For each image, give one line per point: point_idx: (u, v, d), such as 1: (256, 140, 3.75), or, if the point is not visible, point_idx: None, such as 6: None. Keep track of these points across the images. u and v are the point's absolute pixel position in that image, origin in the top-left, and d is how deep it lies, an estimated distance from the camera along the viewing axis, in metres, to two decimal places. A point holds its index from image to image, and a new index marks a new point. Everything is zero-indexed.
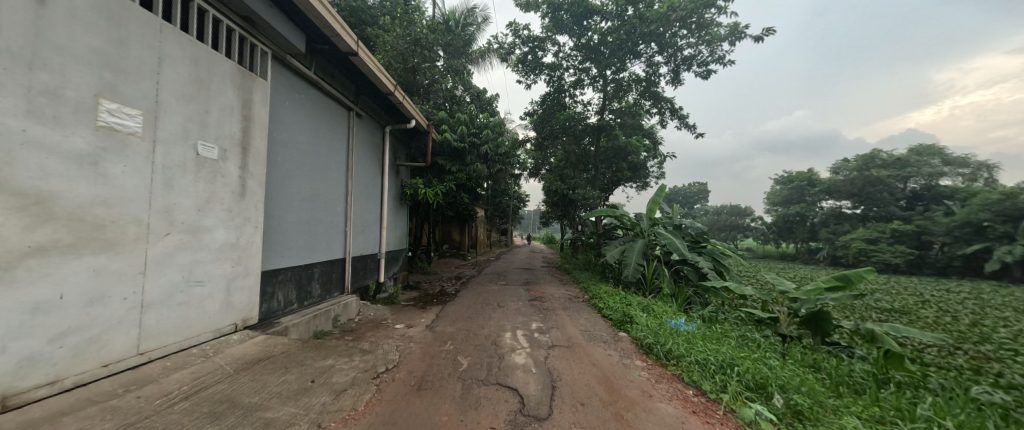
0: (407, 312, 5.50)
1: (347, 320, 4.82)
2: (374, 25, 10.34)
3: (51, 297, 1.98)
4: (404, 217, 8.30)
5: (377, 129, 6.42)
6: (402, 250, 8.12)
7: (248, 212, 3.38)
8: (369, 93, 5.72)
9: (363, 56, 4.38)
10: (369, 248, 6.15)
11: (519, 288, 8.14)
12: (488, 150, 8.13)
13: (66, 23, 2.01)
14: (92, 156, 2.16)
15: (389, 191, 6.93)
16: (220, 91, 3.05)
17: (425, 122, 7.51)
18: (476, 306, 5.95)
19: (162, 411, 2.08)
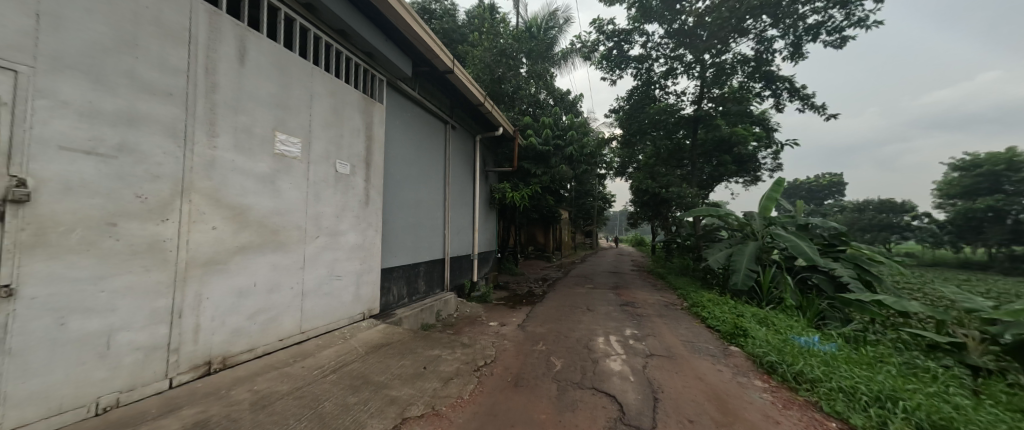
0: (499, 310, 5.78)
1: (447, 314, 5.28)
2: (464, 43, 11.20)
3: (248, 284, 2.65)
4: (493, 220, 8.77)
5: (468, 139, 6.91)
6: (492, 251, 8.57)
7: (371, 218, 3.96)
8: (462, 106, 6.22)
9: (458, 72, 4.80)
10: (464, 249, 6.65)
11: (608, 292, 7.85)
12: (573, 152, 8.13)
13: (255, 76, 2.68)
14: (271, 177, 2.82)
15: (479, 196, 7.38)
16: (351, 117, 3.66)
17: (511, 128, 7.83)
18: (565, 308, 5.92)
19: (318, 380, 2.57)
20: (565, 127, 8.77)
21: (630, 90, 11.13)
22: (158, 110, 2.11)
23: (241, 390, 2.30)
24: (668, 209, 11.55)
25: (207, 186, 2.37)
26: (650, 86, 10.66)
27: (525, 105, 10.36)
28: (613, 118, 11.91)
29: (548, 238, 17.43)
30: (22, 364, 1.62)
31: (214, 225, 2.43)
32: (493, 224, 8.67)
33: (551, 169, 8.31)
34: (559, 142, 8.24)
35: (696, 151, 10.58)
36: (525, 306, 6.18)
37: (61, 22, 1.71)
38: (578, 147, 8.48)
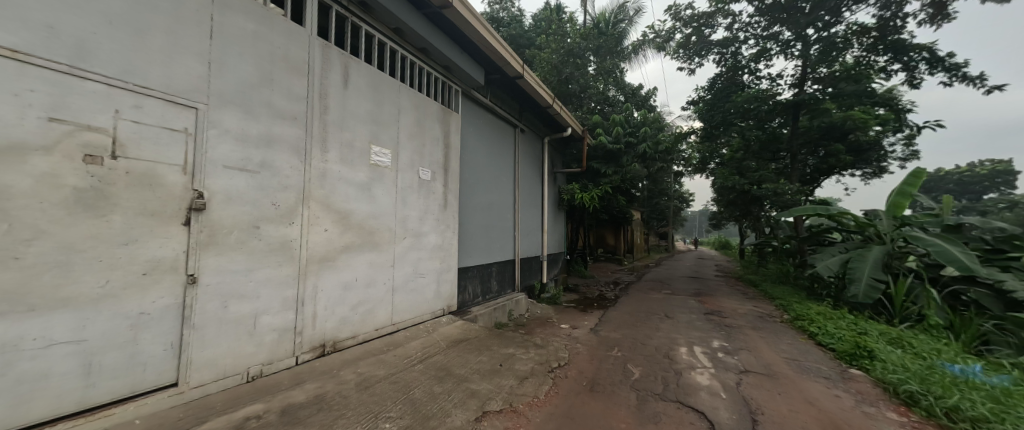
0: (570, 313, 5.73)
1: (518, 314, 5.40)
2: (530, 46, 11.42)
3: (351, 279, 3.04)
4: (562, 221, 8.73)
5: (537, 141, 6.97)
6: (561, 253, 8.54)
7: (449, 220, 4.23)
8: (530, 109, 6.35)
9: (528, 77, 4.94)
10: (533, 251, 6.74)
11: (690, 299, 7.24)
12: (647, 149, 7.74)
13: (356, 96, 3.08)
14: (368, 185, 3.20)
15: (548, 197, 7.39)
16: (432, 127, 3.96)
17: (579, 128, 7.75)
18: (641, 314, 5.63)
19: (408, 368, 2.82)
20: (636, 124, 8.41)
21: (712, 78, 10.19)
22: (285, 132, 2.56)
23: (348, 371, 2.65)
24: (760, 208, 10.28)
25: (321, 194, 2.79)
26: (737, 73, 9.66)
27: (594, 103, 10.14)
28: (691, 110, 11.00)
29: (618, 240, 16.72)
30: (200, 335, 2.13)
31: (326, 227, 2.84)
32: (561, 226, 8.65)
33: (622, 168, 8.03)
34: (632, 139, 7.91)
35: (798, 142, 9.12)
36: (598, 310, 6.02)
37: (222, 68, 2.23)
38: (653, 144, 8.03)
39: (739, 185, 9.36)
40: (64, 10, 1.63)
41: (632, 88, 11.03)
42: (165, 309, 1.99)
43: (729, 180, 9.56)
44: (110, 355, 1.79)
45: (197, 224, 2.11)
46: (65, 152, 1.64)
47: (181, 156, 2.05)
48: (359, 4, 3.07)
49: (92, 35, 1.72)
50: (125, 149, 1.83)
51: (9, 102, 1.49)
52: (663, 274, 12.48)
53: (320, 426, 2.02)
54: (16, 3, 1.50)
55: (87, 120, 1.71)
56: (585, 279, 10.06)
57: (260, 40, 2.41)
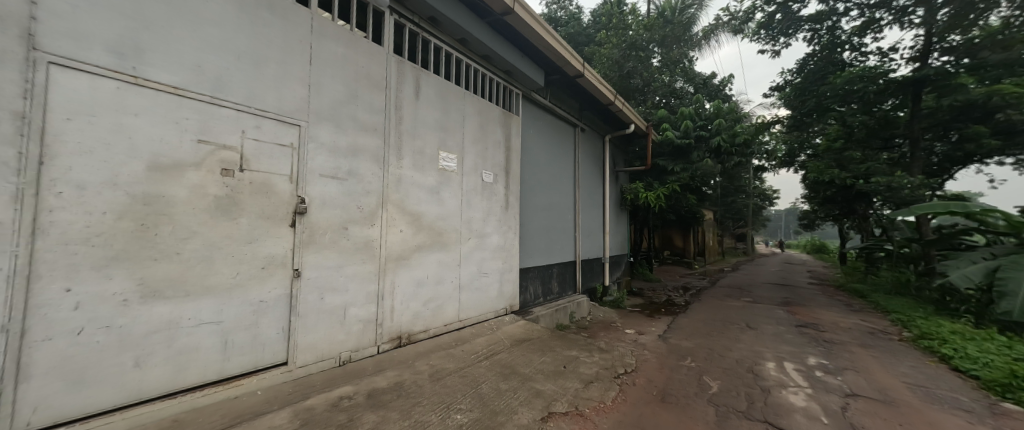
0: (635, 318, 5.52)
1: (580, 317, 5.33)
2: (590, 43, 11.23)
3: (423, 276, 3.27)
4: (625, 222, 8.41)
5: (597, 140, 6.79)
6: (625, 255, 8.23)
7: (510, 221, 4.32)
8: (590, 108, 6.24)
9: (588, 75, 4.87)
10: (595, 252, 6.58)
11: (778, 309, 6.45)
12: (722, 142, 7.13)
13: (426, 106, 3.30)
14: (437, 188, 3.41)
15: (609, 197, 7.13)
16: (494, 131, 4.08)
17: (642, 124, 7.40)
18: (717, 323, 5.16)
19: (475, 364, 2.94)
20: (707, 116, 7.79)
21: (802, 60, 9.02)
22: (368, 142, 2.84)
23: (422, 363, 2.84)
24: (868, 206, 9.28)
25: (397, 198, 3.05)
26: (835, 50, 8.41)
27: (659, 96, 9.56)
28: (776, 97, 9.85)
29: (688, 242, 15.57)
30: (303, 322, 2.47)
31: (401, 228, 3.09)
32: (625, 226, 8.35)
33: (691, 164, 7.50)
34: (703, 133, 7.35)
35: (920, 125, 7.66)
36: (666, 317, 5.67)
37: (318, 89, 2.56)
38: (729, 136, 7.35)
39: (839, 179, 8.25)
40: (209, 53, 2.05)
41: (702, 77, 10.20)
42: (277, 298, 2.35)
43: (825, 173, 8.46)
44: (239, 334, 2.19)
45: (301, 225, 2.45)
46: (208, 167, 2.05)
47: (288, 167, 2.40)
48: (428, 20, 3.29)
49: (227, 71, 2.13)
50: (249, 163, 2.22)
51: (172, 129, 1.92)
52: (742, 280, 11.33)
53: (400, 412, 2.20)
54: (177, 50, 1.93)
55: (223, 141, 2.11)
56: (651, 283, 9.55)
57: (347, 61, 2.72)
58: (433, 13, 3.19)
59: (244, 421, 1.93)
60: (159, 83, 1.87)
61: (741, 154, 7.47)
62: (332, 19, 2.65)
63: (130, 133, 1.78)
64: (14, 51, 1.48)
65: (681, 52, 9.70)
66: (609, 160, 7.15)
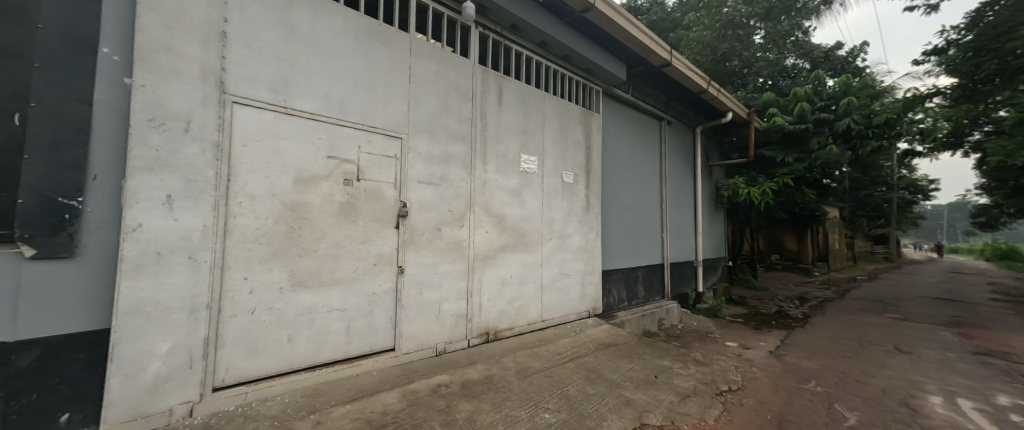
0: (737, 330, 5.04)
1: (670, 325, 4.98)
2: (676, 28, 10.42)
3: (508, 276, 3.39)
4: (720, 222, 7.58)
5: (685, 133, 6.23)
6: (721, 259, 7.40)
7: (592, 222, 4.21)
8: (677, 98, 5.76)
9: (675, 63, 4.54)
10: (684, 255, 6.03)
11: (941, 330, 5.09)
12: (851, 125, 5.97)
13: (509, 111, 3.42)
14: (519, 190, 3.50)
15: (699, 195, 6.46)
16: (574, 131, 4.04)
17: (741, 111, 6.56)
18: (850, 344, 4.29)
19: (559, 365, 2.94)
20: (829, 96, 6.63)
21: (978, 8, 6.89)
22: (457, 149, 3.06)
23: (509, 359, 2.95)
24: None
25: (484, 200, 3.22)
26: None
27: (762, 78, 8.59)
28: (935, 62, 7.82)
29: (804, 247, 13.82)
30: (406, 314, 2.75)
31: (487, 230, 3.25)
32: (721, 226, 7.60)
33: (808, 153, 6.47)
34: (824, 115, 6.25)
35: None
36: (777, 332, 4.93)
37: (416, 104, 2.84)
38: (862, 117, 6.12)
39: None
40: (334, 82, 2.44)
41: (820, 51, 8.86)
42: (385, 291, 2.66)
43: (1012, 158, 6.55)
44: (357, 321, 2.53)
45: (403, 227, 2.75)
46: (335, 178, 2.43)
47: (393, 176, 2.71)
48: (510, 27, 3.40)
49: (348, 95, 2.50)
50: (364, 174, 2.57)
51: (311, 148, 2.33)
52: (881, 291, 9.25)
53: (492, 404, 2.32)
54: (313, 82, 2.34)
55: (345, 155, 2.48)
56: (754, 292, 8.44)
57: (440, 76, 2.97)
58: (515, 20, 3.28)
59: (364, 397, 2.24)
60: (301, 111, 2.29)
61: (879, 137, 6.11)
62: (427, 39, 2.92)
63: (282, 154, 2.22)
64: (212, 95, 1.98)
65: (791, 23, 8.46)
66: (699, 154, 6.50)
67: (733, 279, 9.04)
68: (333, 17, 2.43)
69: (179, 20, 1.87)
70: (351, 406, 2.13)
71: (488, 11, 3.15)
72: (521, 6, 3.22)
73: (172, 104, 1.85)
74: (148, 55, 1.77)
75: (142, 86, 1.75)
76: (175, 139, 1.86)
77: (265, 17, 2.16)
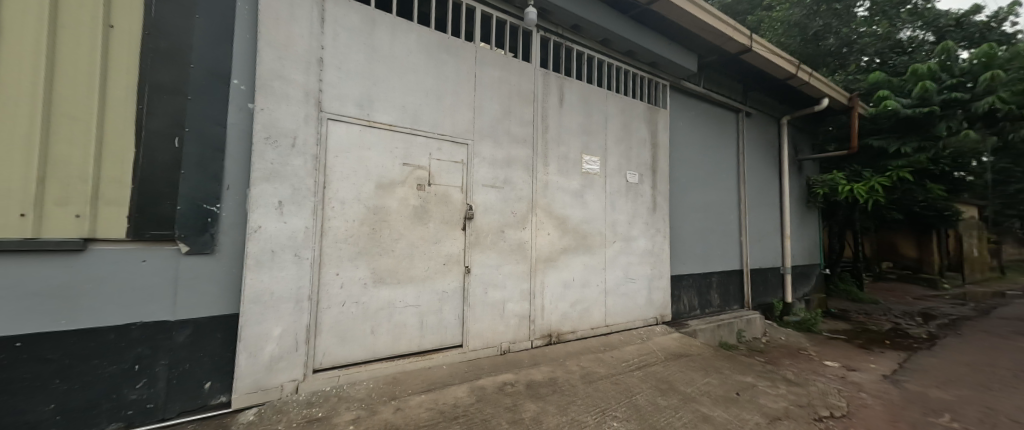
0: (838, 349, 4.37)
1: (751, 338, 4.52)
2: (754, 10, 9.44)
3: (570, 278, 3.36)
4: (811, 224, 6.65)
5: (766, 124, 5.60)
6: (814, 266, 6.49)
7: (658, 224, 3.99)
8: (756, 87, 5.21)
9: (757, 48, 4.14)
10: (766, 261, 5.40)
11: None
12: (996, 104, 4.87)
13: (570, 112, 3.40)
14: (581, 192, 3.46)
15: (784, 193, 5.75)
16: (639, 129, 3.87)
17: (839, 95, 5.70)
18: (998, 375, 3.48)
19: (626, 373, 2.82)
20: (962, 71, 5.50)
21: None
22: (520, 153, 3.12)
23: (573, 363, 2.91)
24: None
25: (545, 202, 3.24)
26: None
27: (866, 57, 7.46)
28: None
29: (927, 253, 11.65)
30: (472, 312, 2.87)
31: (549, 232, 3.26)
32: (814, 229, 6.70)
33: (933, 141, 5.45)
34: (956, 96, 5.19)
35: None
36: (891, 353, 4.18)
37: (480, 110, 2.95)
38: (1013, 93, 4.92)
39: None
40: (409, 94, 2.64)
41: (948, 17, 7.29)
42: (454, 290, 2.81)
43: None
44: (429, 317, 2.70)
45: (470, 229, 2.87)
46: (410, 184, 2.63)
47: (460, 180, 2.85)
48: (571, 28, 3.39)
49: (420, 106, 2.69)
50: (435, 179, 2.74)
51: (389, 157, 2.55)
52: None
53: (557, 406, 2.31)
54: (392, 96, 2.57)
55: (419, 162, 2.67)
56: (859, 305, 7.26)
57: (503, 82, 3.05)
58: (576, 20, 3.25)
59: (436, 389, 2.38)
60: (381, 123, 2.52)
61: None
62: (491, 47, 3.02)
63: (366, 162, 2.46)
64: (312, 114, 2.27)
65: None
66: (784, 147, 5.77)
67: (830, 290, 7.90)
68: (408, 35, 2.64)
69: (288, 51, 2.19)
70: (425, 396, 2.29)
71: (549, 14, 3.18)
72: (583, 5, 3.19)
73: (282, 123, 2.17)
74: (266, 84, 2.11)
75: (261, 109, 2.09)
76: (284, 154, 2.17)
77: (353, 41, 2.42)
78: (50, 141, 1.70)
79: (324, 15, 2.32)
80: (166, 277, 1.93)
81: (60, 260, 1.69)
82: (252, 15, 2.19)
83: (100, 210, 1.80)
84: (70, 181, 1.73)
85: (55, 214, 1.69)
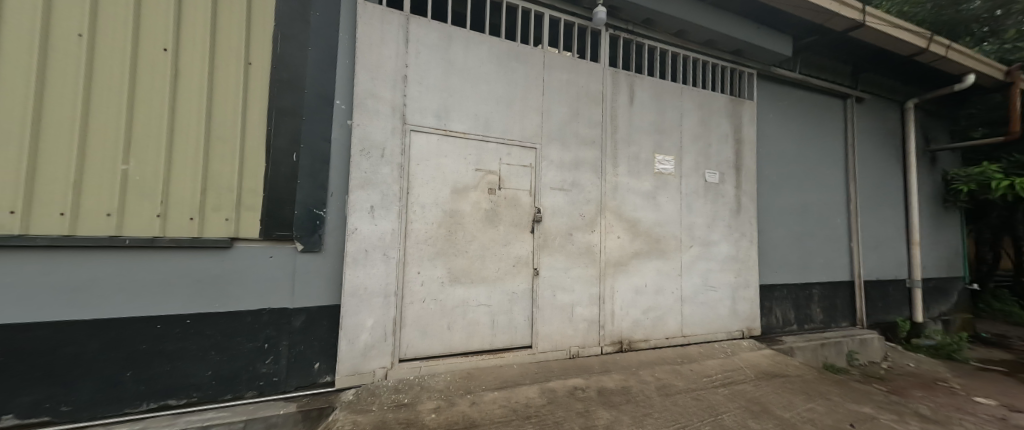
0: (993, 384, 3.52)
1: (865, 362, 3.87)
2: None
3: (642, 284, 3.21)
4: (948, 229, 5.45)
5: (880, 110, 4.75)
6: (952, 280, 5.31)
7: (743, 227, 3.62)
8: (867, 67, 4.46)
9: (872, 24, 3.53)
10: (884, 271, 4.55)
11: None
12: None
13: (641, 111, 3.26)
14: (654, 193, 3.29)
15: (908, 191, 4.79)
16: (719, 124, 3.56)
17: (991, 68, 4.58)
18: None
19: (709, 389, 2.60)
20: None
21: None
22: (588, 155, 3.08)
23: (648, 373, 2.77)
24: None
25: (615, 205, 3.15)
26: None
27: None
28: None
29: None
30: (541, 314, 2.90)
31: (619, 235, 3.15)
32: (952, 234, 5.48)
33: None
34: None
35: None
36: None
37: (549, 114, 2.98)
38: None
39: None
40: (481, 103, 2.78)
41: None
42: (523, 291, 2.87)
43: None
44: (500, 317, 2.79)
45: (538, 231, 2.91)
46: (482, 188, 2.75)
47: (529, 184, 2.91)
48: (642, 23, 3.26)
49: (492, 114, 2.81)
50: (506, 183, 2.84)
51: (464, 163, 2.71)
52: None
53: (633, 417, 2.22)
54: (466, 106, 2.72)
55: (490, 167, 2.79)
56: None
57: (571, 84, 3.05)
58: (649, 14, 3.12)
59: (508, 387, 2.45)
60: (456, 131, 2.69)
61: None
62: (558, 51, 3.04)
63: (443, 169, 2.64)
64: (398, 127, 2.51)
65: None
66: (908, 136, 4.83)
67: (977, 309, 6.49)
68: (480, 47, 2.77)
69: (378, 71, 2.45)
70: (499, 393, 2.37)
71: (620, 11, 3.10)
72: None
73: (374, 136, 2.42)
74: (362, 103, 2.40)
75: (357, 125, 2.38)
76: (376, 164, 2.43)
77: (432, 57, 2.62)
78: (209, 159, 2.12)
79: (408, 36, 2.56)
80: (286, 271, 2.28)
81: (215, 255, 2.11)
82: (350, 42, 2.48)
83: (242, 215, 2.20)
84: (222, 191, 2.15)
85: (212, 218, 2.12)
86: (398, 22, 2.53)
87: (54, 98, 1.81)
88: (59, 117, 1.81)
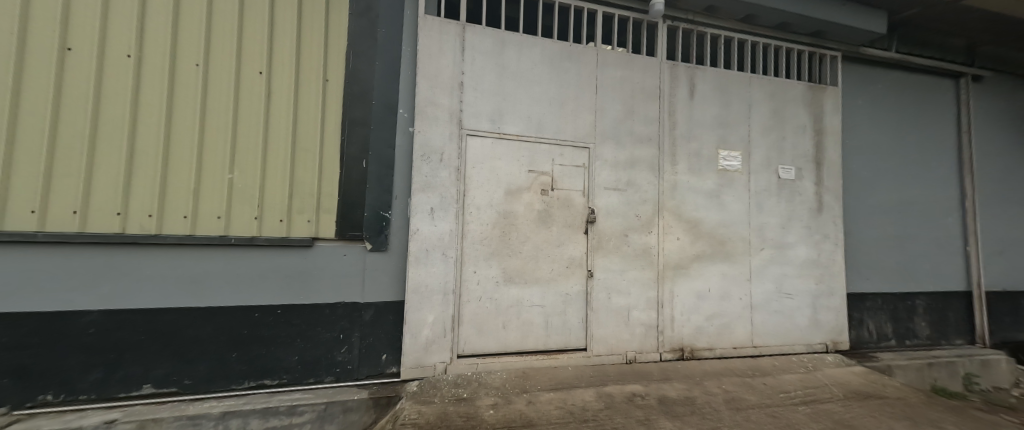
0: None
1: (987, 387, 3.27)
2: None
3: (705, 289, 3.02)
4: None
5: (1002, 89, 4.00)
6: None
7: (825, 228, 3.26)
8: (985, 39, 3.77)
9: None
10: (1010, 280, 3.81)
11: None
12: None
13: (702, 105, 3.07)
14: (718, 192, 3.08)
15: None
16: (794, 114, 3.24)
17: None
18: None
19: (786, 406, 2.38)
20: None
21: None
22: (645, 153, 2.97)
23: (714, 384, 2.59)
24: None
25: (673, 204, 3.00)
26: None
27: None
28: None
29: None
30: (596, 317, 2.85)
31: (679, 236, 3.00)
32: None
33: None
34: None
35: None
36: None
37: (602, 112, 2.92)
38: None
39: None
40: (534, 105, 2.80)
41: None
42: (578, 293, 2.84)
43: None
44: (554, 318, 2.79)
45: (593, 232, 2.86)
46: (535, 189, 2.77)
47: (582, 184, 2.87)
48: (704, 11, 3.07)
49: (545, 115, 2.82)
50: (559, 183, 2.83)
51: (518, 165, 2.75)
52: None
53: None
54: (519, 108, 2.76)
55: (543, 168, 2.80)
56: None
57: (626, 81, 2.96)
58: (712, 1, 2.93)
59: (565, 389, 2.44)
60: (510, 134, 2.74)
61: None
62: (612, 48, 2.97)
63: (498, 172, 2.71)
64: (455, 132, 2.61)
65: None
66: None
67: None
68: (533, 50, 2.80)
69: (437, 80, 2.58)
70: (555, 394, 2.36)
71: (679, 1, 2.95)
72: None
73: (433, 142, 2.56)
74: (424, 111, 2.54)
75: (419, 132, 2.53)
76: (436, 168, 2.56)
77: (487, 63, 2.70)
78: (294, 168, 2.38)
79: (465, 45, 2.66)
80: (357, 268, 2.48)
81: (299, 253, 2.36)
82: (412, 54, 2.64)
83: (321, 217, 2.43)
84: (305, 196, 2.40)
85: (298, 220, 2.38)
86: (455, 32, 2.64)
87: (179, 118, 2.15)
88: (183, 135, 2.15)
